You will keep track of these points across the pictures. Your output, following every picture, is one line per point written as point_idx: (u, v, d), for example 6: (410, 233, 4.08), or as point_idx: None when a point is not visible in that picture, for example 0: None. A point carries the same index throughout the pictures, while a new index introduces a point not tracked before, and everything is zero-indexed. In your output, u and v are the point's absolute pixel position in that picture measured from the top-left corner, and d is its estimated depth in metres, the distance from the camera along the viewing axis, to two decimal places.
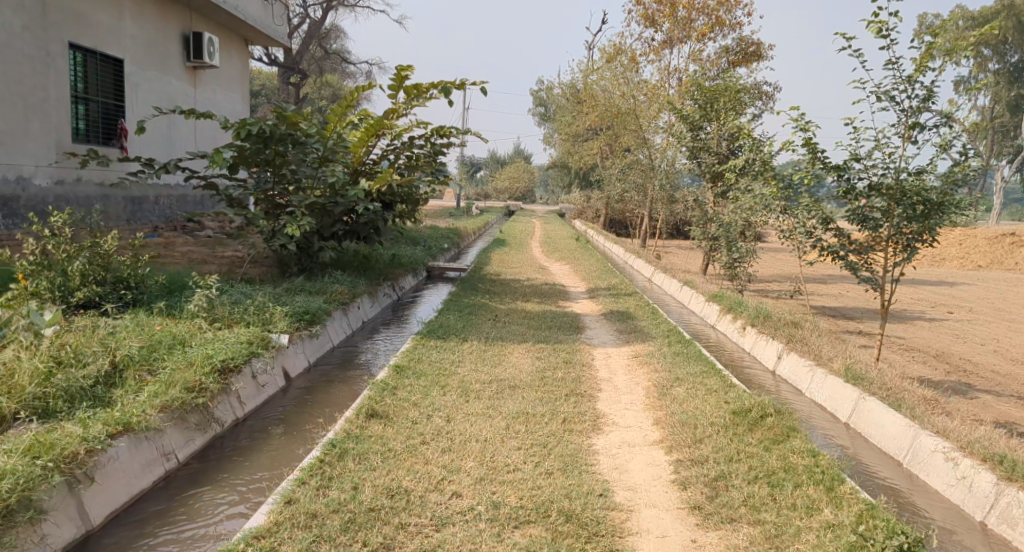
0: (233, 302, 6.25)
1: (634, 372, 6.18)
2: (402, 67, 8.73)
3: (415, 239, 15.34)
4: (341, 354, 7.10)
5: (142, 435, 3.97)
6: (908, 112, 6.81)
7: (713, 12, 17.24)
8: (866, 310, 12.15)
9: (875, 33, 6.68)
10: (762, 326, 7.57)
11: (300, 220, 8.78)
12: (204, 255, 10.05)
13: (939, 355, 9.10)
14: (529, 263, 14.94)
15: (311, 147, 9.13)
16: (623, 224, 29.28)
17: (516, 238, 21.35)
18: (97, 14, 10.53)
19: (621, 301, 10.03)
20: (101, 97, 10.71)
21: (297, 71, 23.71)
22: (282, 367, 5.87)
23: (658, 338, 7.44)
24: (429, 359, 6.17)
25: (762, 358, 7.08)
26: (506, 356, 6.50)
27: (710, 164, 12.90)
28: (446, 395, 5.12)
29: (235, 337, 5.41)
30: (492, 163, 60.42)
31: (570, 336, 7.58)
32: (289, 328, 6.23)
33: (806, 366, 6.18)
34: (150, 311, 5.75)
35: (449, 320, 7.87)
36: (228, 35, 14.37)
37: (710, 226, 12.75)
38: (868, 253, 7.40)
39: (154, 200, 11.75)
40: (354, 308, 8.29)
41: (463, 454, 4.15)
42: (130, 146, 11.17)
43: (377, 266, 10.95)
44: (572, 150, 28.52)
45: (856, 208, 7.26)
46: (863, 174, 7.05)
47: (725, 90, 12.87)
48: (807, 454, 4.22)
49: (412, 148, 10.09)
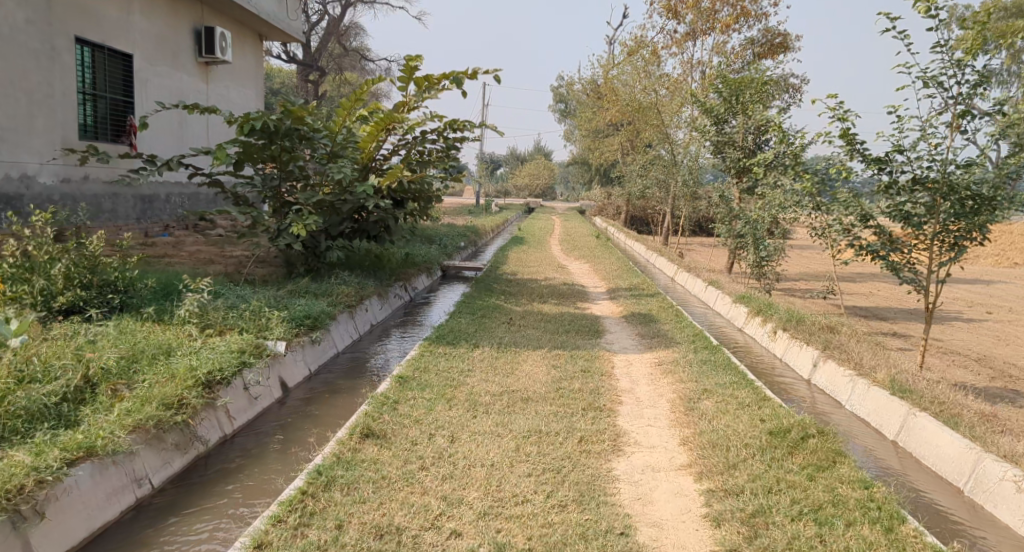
0: (229, 307, 5.87)
1: (659, 382, 5.70)
2: (411, 57, 8.30)
3: (430, 237, 14.93)
4: (346, 361, 6.73)
5: (108, 460, 3.61)
6: (957, 99, 6.25)
7: (738, 3, 16.67)
8: (900, 311, 11.54)
9: (922, 14, 6.12)
10: (795, 331, 7.05)
11: (306, 219, 8.40)
12: (211, 255, 9.72)
13: (981, 359, 8.51)
14: (548, 262, 14.49)
15: (318, 142, 8.74)
16: (644, 221, 28.70)
17: (534, 236, 20.89)
18: (106, 8, 10.24)
19: (643, 302, 9.55)
20: (109, 93, 10.42)
21: (315, 69, 23.47)
22: (279, 377, 5.51)
23: (683, 344, 6.95)
24: (435, 369, 5.73)
25: (796, 366, 6.58)
26: (519, 365, 6.05)
27: (736, 159, 12.35)
28: (451, 411, 4.68)
29: (226, 345, 5.02)
30: (511, 160, 60.07)
31: (588, 341, 7.12)
32: (287, 335, 5.84)
33: (846, 376, 5.67)
34: (138, 317, 5.39)
35: (460, 324, 7.45)
36: (240, 30, 14.05)
37: (736, 222, 12.22)
38: (910, 252, 6.84)
39: (163, 198, 11.49)
40: (361, 312, 7.91)
41: (465, 483, 3.72)
42: (139, 144, 10.90)
43: (388, 265, 10.56)
44: (592, 146, 28.00)
45: (897, 203, 6.68)
46: (906, 166, 6.47)
47: (751, 82, 12.30)
48: (857, 485, 3.74)
49: (424, 143, 9.65)
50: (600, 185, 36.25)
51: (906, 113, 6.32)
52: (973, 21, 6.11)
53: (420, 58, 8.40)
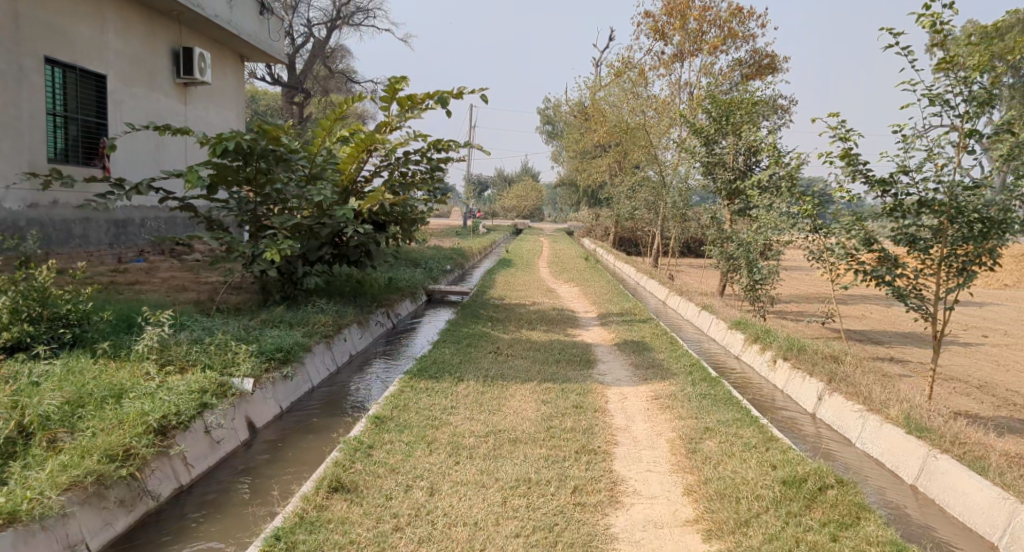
0: (193, 341, 5.45)
1: (656, 419, 5.32)
2: (394, 77, 8.00)
3: (415, 261, 14.53)
4: (321, 396, 6.32)
5: (35, 526, 3.24)
6: (963, 118, 5.98)
7: (725, 24, 16.66)
8: (896, 334, 11.24)
9: (927, 28, 5.86)
10: (797, 361, 6.71)
11: (282, 243, 8.01)
12: (185, 282, 9.31)
13: (983, 386, 8.19)
14: (535, 285, 14.13)
15: (296, 164, 8.36)
16: (632, 242, 28.48)
17: (522, 258, 20.53)
18: (78, 27, 9.87)
19: (635, 329, 9.17)
20: (81, 114, 10.02)
21: (301, 91, 23.18)
22: (247, 417, 5.12)
23: (680, 376, 6.57)
24: (416, 407, 5.33)
25: (798, 399, 6.22)
26: (506, 400, 5.65)
27: (726, 181, 12.09)
28: (432, 456, 4.29)
29: (185, 384, 4.59)
30: (499, 182, 59.94)
31: (579, 372, 6.71)
32: (255, 371, 5.41)
33: (855, 411, 5.31)
34: (92, 353, 4.97)
35: (444, 355, 7.05)
36: (221, 50, 13.70)
37: (727, 245, 11.93)
38: (917, 277, 6.48)
39: (139, 222, 11.08)
40: (339, 342, 7.50)
41: (446, 547, 3.37)
42: (112, 167, 10.50)
43: (370, 291, 10.16)
44: (580, 168, 27.82)
45: (901, 227, 6.37)
46: (912, 188, 6.17)
47: (741, 102, 12.09)
48: (888, 548, 3.38)
49: (407, 164, 9.30)
50: (587, 206, 36.07)
51: (911, 134, 6.04)
52: (980, 38, 5.86)
53: (403, 78, 8.09)
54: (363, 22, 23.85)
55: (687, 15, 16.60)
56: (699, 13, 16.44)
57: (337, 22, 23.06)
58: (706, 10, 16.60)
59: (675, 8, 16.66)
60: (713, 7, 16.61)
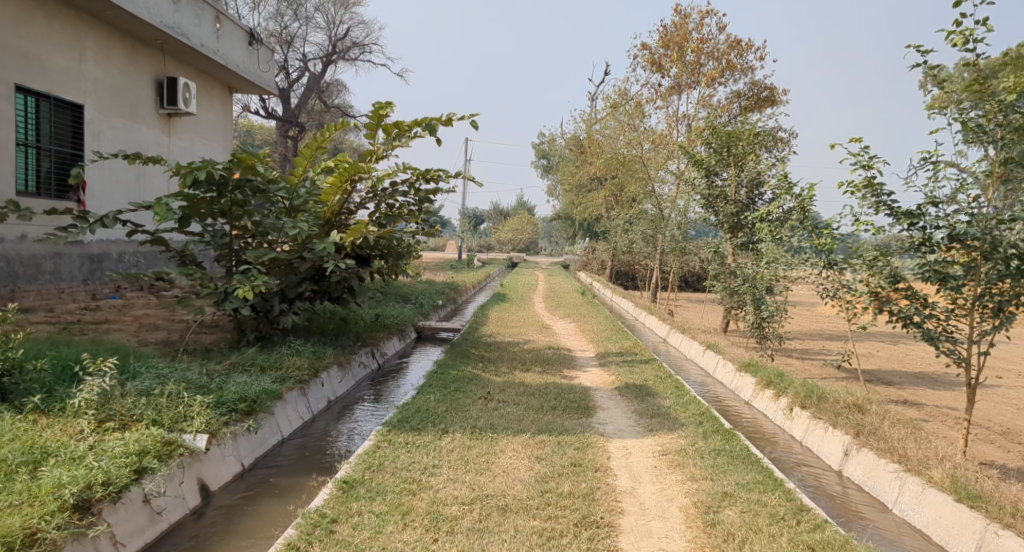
0: (142, 392, 4.84)
1: (666, 480, 4.70)
2: (380, 103, 7.51)
3: (405, 296, 13.92)
4: (292, 450, 5.69)
5: None
6: (999, 145, 5.49)
7: (723, 56, 16.38)
8: (906, 373, 10.64)
9: (958, 46, 5.37)
10: (817, 410, 6.11)
11: (254, 280, 7.41)
12: (159, 321, 8.70)
13: (1012, 432, 7.58)
14: (530, 321, 13.54)
15: (274, 195, 7.80)
16: (630, 275, 27.96)
17: (517, 292, 19.97)
18: (54, 55, 9.40)
19: (637, 370, 8.57)
20: (54, 145, 9.49)
21: (295, 125, 22.82)
22: (199, 479, 4.51)
23: (689, 427, 5.94)
24: (393, 467, 4.71)
25: (821, 454, 5.64)
26: (496, 456, 5.04)
27: (729, 214, 11.55)
28: (407, 533, 3.82)
29: (121, 445, 3.99)
30: (494, 215, 59.59)
31: (577, 422, 6.08)
32: (212, 425, 4.79)
33: (890, 471, 4.74)
34: (21, 409, 4.38)
35: (429, 402, 6.41)
36: (207, 80, 13.23)
37: (731, 281, 11.38)
38: (949, 318, 5.88)
39: (117, 257, 10.50)
40: (316, 387, 6.87)
41: None
42: (87, 200, 9.97)
43: (355, 329, 9.53)
44: (576, 202, 27.37)
45: (929, 262, 5.79)
46: (942, 221, 5.65)
47: (744, 133, 11.61)
48: None
49: (394, 195, 8.75)
50: (585, 239, 35.71)
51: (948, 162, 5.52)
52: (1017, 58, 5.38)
53: (388, 103, 7.60)
54: (358, 57, 23.61)
55: (684, 47, 16.33)
56: (697, 45, 16.18)
57: (333, 57, 22.84)
58: (704, 42, 16.34)
59: (672, 40, 16.40)
60: (711, 40, 16.35)
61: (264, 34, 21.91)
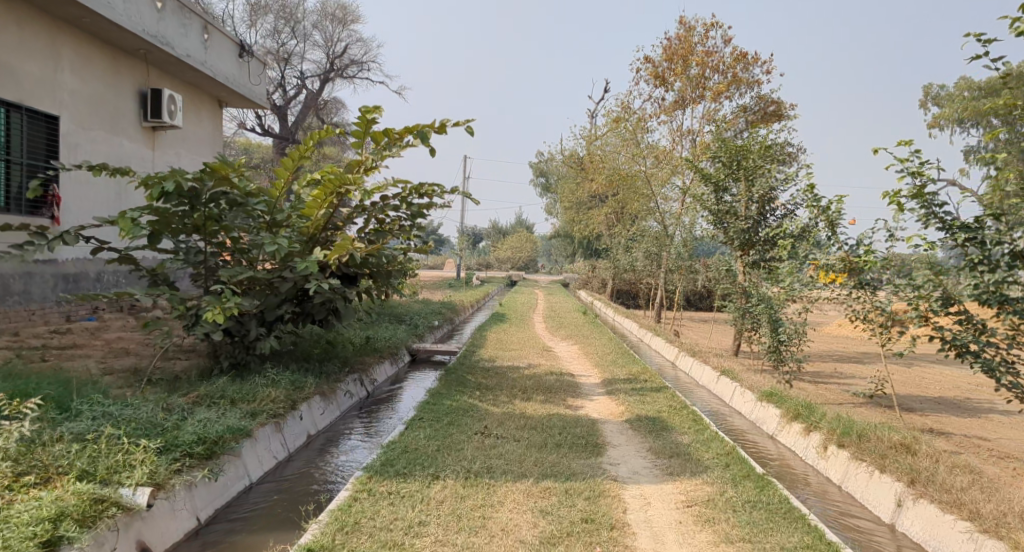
0: (78, 438, 4.14)
1: (695, 542, 4.06)
2: (368, 108, 6.85)
3: (399, 317, 13.21)
4: (260, 497, 4.94)
5: None
6: None
7: (729, 70, 15.80)
8: (928, 398, 9.90)
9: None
10: (857, 449, 5.41)
11: (227, 302, 6.69)
12: (132, 345, 7.96)
13: None
14: (530, 343, 12.83)
15: (254, 210, 7.13)
16: (632, 294, 27.29)
17: (517, 312, 19.24)
18: (26, 62, 8.74)
19: (648, 399, 7.84)
20: (28, 159, 8.82)
21: (291, 142, 22.25)
22: (138, 542, 3.82)
23: (714, 471, 5.20)
24: (374, 526, 4.02)
25: (865, 501, 4.95)
26: (496, 507, 4.34)
27: (740, 231, 10.81)
28: None
29: (31, 509, 3.45)
30: (493, 233, 58.94)
31: (585, 463, 5.36)
32: (161, 476, 4.08)
33: (960, 531, 4.17)
34: None
35: (419, 441, 5.67)
36: (194, 92, 12.56)
37: (743, 301, 10.67)
38: (1012, 348, 5.17)
39: (94, 276, 9.75)
40: (294, 421, 6.14)
41: None
42: (62, 217, 9.26)
43: (343, 352, 8.80)
44: (575, 219, 26.75)
45: (986, 282, 5.09)
46: (1005, 235, 4.96)
47: (755, 146, 10.92)
48: None
49: (385, 210, 8.05)
50: (585, 258, 35.12)
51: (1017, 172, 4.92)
52: None
53: (376, 108, 6.92)
54: (356, 74, 23.06)
55: (688, 61, 15.80)
56: (701, 58, 15.59)
57: (332, 75, 22.26)
58: (709, 55, 15.77)
59: (676, 53, 15.90)
60: (717, 53, 15.78)
61: (261, 51, 21.37)
